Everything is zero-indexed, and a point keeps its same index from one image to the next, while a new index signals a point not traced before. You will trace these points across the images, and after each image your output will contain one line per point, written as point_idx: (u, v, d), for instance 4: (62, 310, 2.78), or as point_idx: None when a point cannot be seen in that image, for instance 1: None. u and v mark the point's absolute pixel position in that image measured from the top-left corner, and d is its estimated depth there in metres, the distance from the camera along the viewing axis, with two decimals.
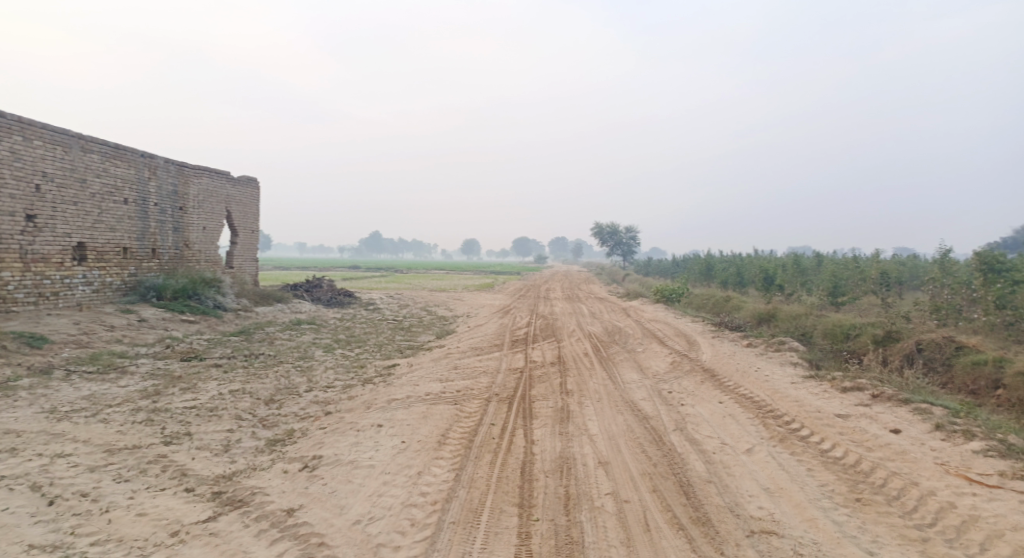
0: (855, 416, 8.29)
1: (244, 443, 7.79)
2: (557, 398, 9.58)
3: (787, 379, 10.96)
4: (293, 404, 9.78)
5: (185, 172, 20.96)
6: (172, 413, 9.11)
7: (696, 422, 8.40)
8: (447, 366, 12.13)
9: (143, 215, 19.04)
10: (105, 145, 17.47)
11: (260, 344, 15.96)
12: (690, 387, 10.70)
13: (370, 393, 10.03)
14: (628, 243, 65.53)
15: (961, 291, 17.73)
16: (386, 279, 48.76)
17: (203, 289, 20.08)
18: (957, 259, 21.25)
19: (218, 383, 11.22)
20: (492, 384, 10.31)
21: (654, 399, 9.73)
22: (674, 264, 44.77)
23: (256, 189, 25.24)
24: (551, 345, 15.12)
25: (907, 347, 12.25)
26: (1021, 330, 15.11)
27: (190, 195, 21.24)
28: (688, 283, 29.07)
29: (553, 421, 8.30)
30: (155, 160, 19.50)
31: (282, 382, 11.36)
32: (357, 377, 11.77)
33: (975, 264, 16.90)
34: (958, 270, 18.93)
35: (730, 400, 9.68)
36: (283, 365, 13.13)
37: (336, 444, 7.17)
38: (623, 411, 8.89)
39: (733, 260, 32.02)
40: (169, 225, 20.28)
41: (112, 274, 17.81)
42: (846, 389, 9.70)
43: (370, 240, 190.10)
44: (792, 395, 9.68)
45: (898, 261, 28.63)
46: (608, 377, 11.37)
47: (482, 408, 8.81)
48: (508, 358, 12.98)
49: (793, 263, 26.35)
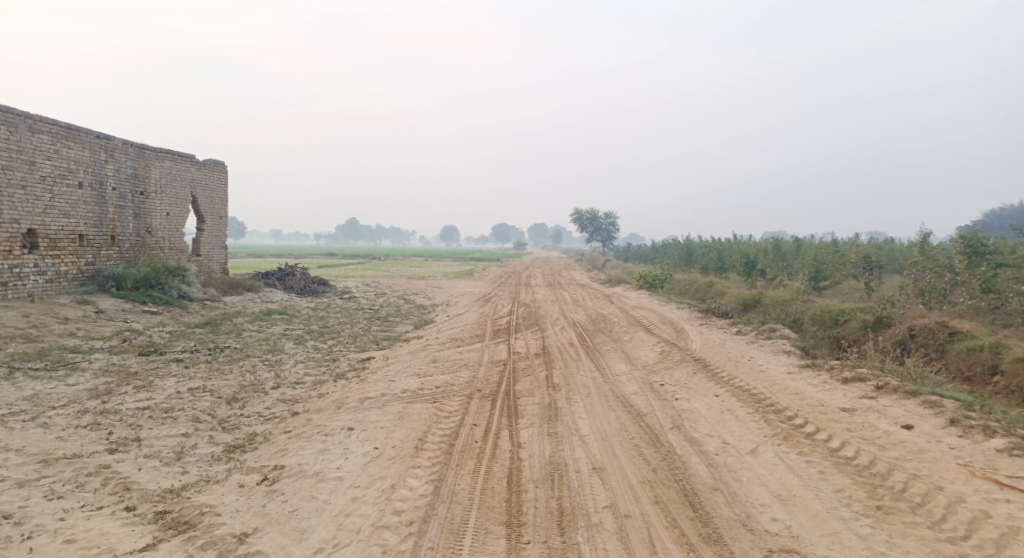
0: (862, 410, 7.79)
1: (199, 451, 7.02)
2: (543, 394, 8.93)
3: (782, 368, 10.46)
4: (257, 404, 9.02)
5: (146, 154, 19.81)
6: (121, 415, 8.25)
7: (694, 419, 7.82)
8: (425, 359, 11.42)
9: (101, 200, 17.91)
10: (56, 125, 16.30)
11: (226, 337, 15.07)
12: (683, 379, 10.13)
13: (342, 391, 9.28)
14: (606, 228, 65.02)
15: (944, 275, 17.42)
16: (364, 266, 47.52)
17: (168, 279, 19.04)
18: (938, 243, 20.99)
19: (177, 380, 10.36)
20: (473, 380, 9.63)
21: (647, 393, 9.14)
22: (653, 249, 44.37)
23: (224, 173, 24.08)
24: (534, 335, 14.47)
25: (899, 333, 11.84)
26: (1007, 314, 14.80)
27: (152, 179, 20.10)
28: (669, 268, 28.61)
29: (541, 420, 7.65)
30: (112, 142, 18.33)
31: (246, 378, 10.55)
32: (328, 372, 11.01)
33: (958, 247, 16.50)
34: (938, 254, 18.63)
35: (726, 393, 9.13)
36: (250, 359, 12.31)
37: (301, 452, 6.43)
38: (615, 408, 8.28)
39: (714, 245, 31.63)
40: (130, 210, 19.15)
41: (67, 263, 16.71)
42: (846, 380, 9.22)
43: (347, 227, 187.65)
44: (791, 387, 9.16)
45: (877, 245, 28.47)
46: (596, 369, 10.78)
47: (463, 406, 8.14)
48: (490, 350, 12.32)
49: (774, 248, 26.01)
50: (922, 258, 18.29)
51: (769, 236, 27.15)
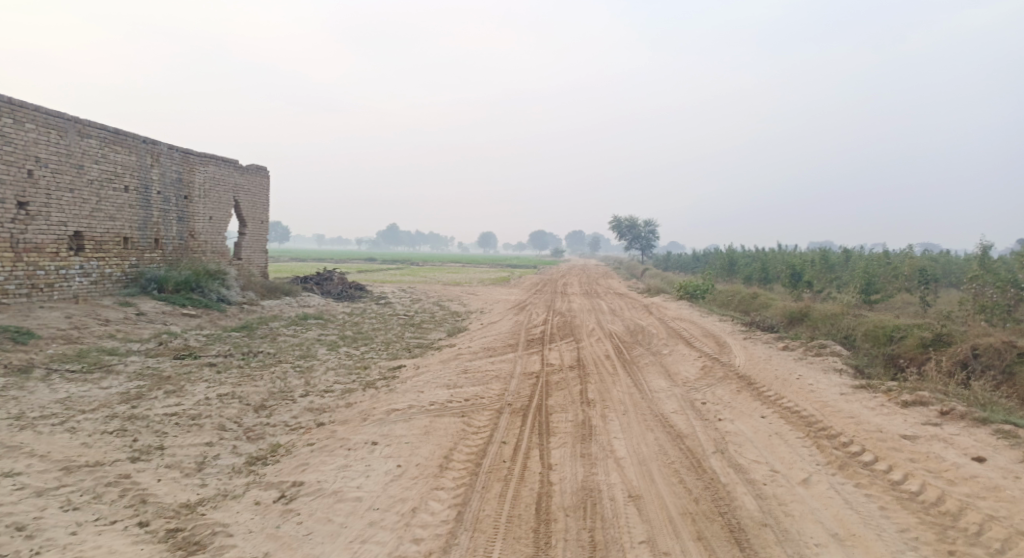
0: (926, 439, 7.13)
1: (221, 462, 6.86)
2: (577, 410, 8.51)
3: (834, 388, 9.79)
4: (284, 412, 8.87)
5: (190, 159, 20.17)
6: (149, 422, 8.18)
7: (739, 443, 7.29)
8: (456, 369, 11.11)
9: (145, 204, 18.28)
10: (104, 130, 16.69)
11: (261, 341, 15.08)
12: (726, 398, 9.55)
13: (369, 401, 9.05)
14: (645, 236, 63.97)
15: (1008, 290, 16.26)
16: (402, 271, 47.94)
17: (207, 282, 19.28)
18: (1001, 256, 19.69)
19: (208, 385, 10.29)
20: (505, 393, 9.27)
21: (688, 412, 8.61)
22: (694, 259, 43.29)
23: (266, 178, 24.39)
24: (570, 346, 14.02)
25: (961, 353, 10.99)
26: None
27: (195, 183, 20.45)
28: (710, 278, 27.74)
29: (574, 439, 7.24)
30: (158, 147, 18.71)
31: (276, 385, 10.42)
32: (358, 380, 10.80)
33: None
34: (1000, 268, 17.41)
35: (774, 415, 8.52)
36: (281, 365, 12.22)
37: (321, 467, 6.17)
38: (653, 428, 7.80)
39: (757, 255, 30.59)
40: (173, 214, 19.51)
41: (112, 265, 17.06)
42: (906, 404, 8.53)
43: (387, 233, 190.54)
44: (845, 410, 8.51)
45: (932, 258, 27.03)
46: (633, 384, 10.28)
47: (492, 421, 7.79)
48: (524, 361, 11.95)
49: (822, 258, 24.92)
50: (983, 272, 17.16)
51: (817, 246, 26.05)
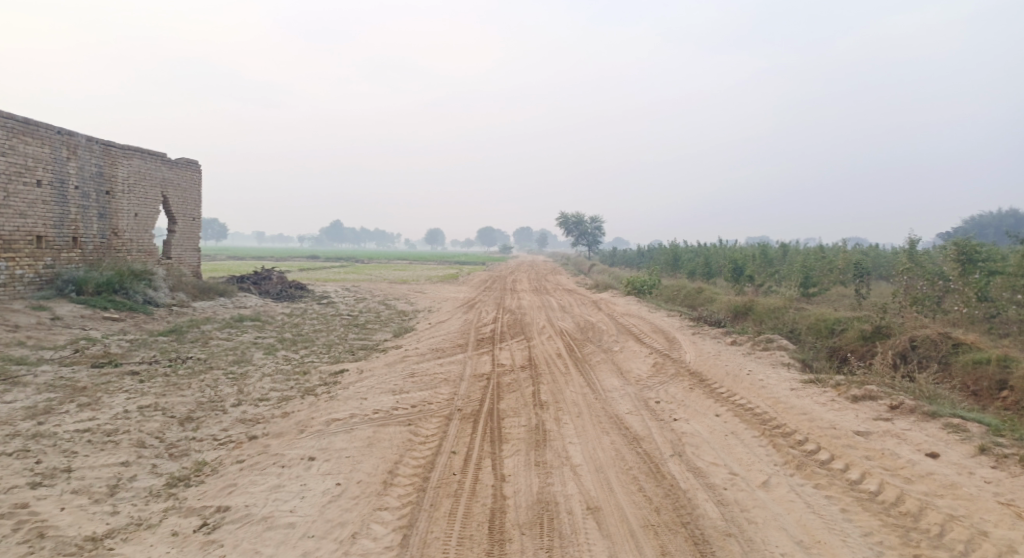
0: (879, 434, 7.12)
1: (137, 484, 6.15)
2: (530, 414, 8.15)
3: (785, 384, 9.78)
4: (212, 425, 8.15)
5: (112, 151, 18.76)
6: (56, 440, 7.31)
7: (696, 444, 7.10)
8: (402, 373, 10.56)
9: (61, 199, 16.87)
10: (11, 118, 15.27)
11: (191, 346, 14.09)
12: (679, 396, 9.39)
13: (307, 411, 8.44)
14: (592, 233, 64.46)
15: (937, 283, 16.88)
16: (346, 270, 46.58)
17: (132, 283, 17.95)
18: (928, 250, 20.51)
19: (128, 396, 9.40)
20: (454, 398, 8.81)
21: (643, 413, 8.38)
22: (639, 254, 43.79)
23: (197, 172, 23.02)
24: (520, 345, 13.67)
25: (900, 344, 11.23)
26: (1003, 323, 14.14)
27: (118, 178, 19.04)
28: (656, 273, 27.96)
29: (527, 446, 6.88)
30: (75, 138, 17.31)
31: (205, 395, 9.63)
32: (296, 387, 10.12)
33: (951, 253, 15.75)
34: (927, 261, 17.92)
35: (729, 413, 8.40)
36: (212, 372, 11.36)
37: (251, 489, 5.61)
38: (609, 430, 7.53)
39: (700, 250, 31.08)
40: (94, 210, 18.10)
41: (23, 266, 15.64)
42: (855, 398, 8.56)
43: (331, 230, 186.11)
44: (797, 406, 8.47)
45: (864, 252, 28.11)
46: (586, 384, 10.00)
47: (441, 429, 7.35)
48: (473, 362, 11.51)
49: (762, 253, 25.46)
50: (912, 264, 17.81)
51: (757, 241, 26.61)
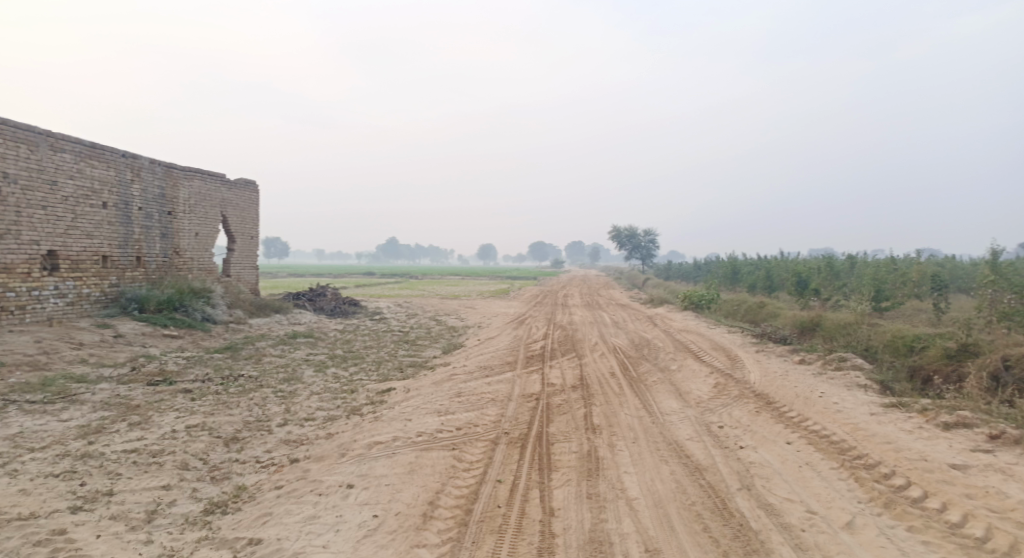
0: (980, 468, 6.29)
1: (175, 510, 6.00)
2: (581, 439, 7.64)
3: (863, 408, 8.91)
4: (256, 446, 8.01)
5: (174, 173, 19.42)
6: (103, 461, 7.28)
7: (767, 477, 6.43)
8: (449, 392, 10.21)
9: (126, 220, 17.51)
10: (79, 143, 15.97)
11: (244, 363, 14.23)
12: (745, 420, 8.69)
13: (352, 432, 8.21)
14: (645, 246, 63.18)
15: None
16: (400, 285, 47.25)
17: (191, 301, 18.40)
18: (1015, 261, 18.86)
19: (177, 416, 9.40)
20: (501, 420, 8.38)
21: (705, 439, 7.74)
22: (695, 268, 42.51)
23: (255, 192, 23.60)
24: (571, 363, 13.14)
25: (991, 364, 10.13)
26: None
27: (180, 199, 19.69)
28: (713, 287, 26.89)
29: (579, 476, 6.39)
30: (139, 161, 17.99)
31: (252, 414, 9.56)
32: (342, 406, 9.93)
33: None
34: (1013, 273, 16.43)
35: (802, 440, 7.65)
36: (262, 390, 11.33)
37: (285, 519, 5.42)
38: (668, 459, 6.94)
39: (760, 263, 29.79)
40: (156, 230, 18.72)
41: (90, 285, 16.25)
42: (947, 426, 7.66)
43: (387, 247, 190.33)
44: (879, 433, 7.64)
45: (940, 263, 26.29)
46: (643, 406, 9.40)
47: (487, 455, 6.95)
48: (522, 381, 11.08)
49: (828, 265, 24.12)
50: (998, 277, 16.34)
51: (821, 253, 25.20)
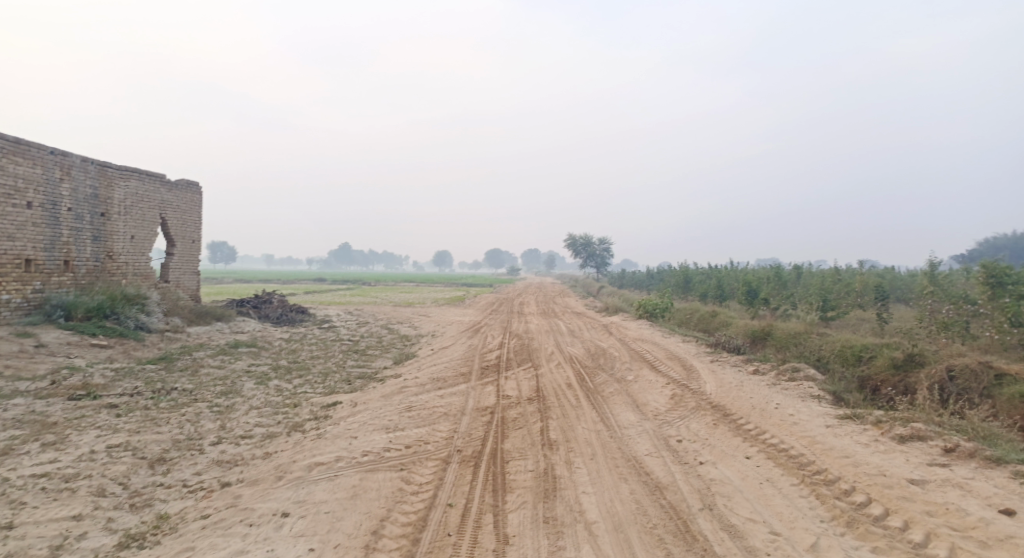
0: (938, 483, 6.25)
1: (84, 545, 5.35)
2: (537, 456, 7.28)
3: (819, 420, 8.86)
4: (185, 468, 7.35)
5: (108, 172, 18.25)
6: (6, 488, 6.50)
7: (728, 495, 6.23)
8: (399, 406, 9.70)
9: (53, 221, 16.33)
10: (1, 138, 14.80)
11: (180, 375, 13.33)
12: (703, 433, 8.52)
13: (292, 451, 7.64)
14: (599, 254, 63.64)
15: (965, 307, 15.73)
16: (353, 292, 46.25)
17: (124, 307, 17.26)
18: (951, 273, 19.48)
19: (99, 434, 8.58)
20: (453, 437, 7.94)
21: (664, 455, 7.50)
22: (648, 276, 42.95)
23: (198, 194, 22.48)
24: (527, 374, 12.80)
25: (936, 374, 10.27)
26: None
27: (115, 200, 18.51)
28: (666, 296, 27.05)
29: (535, 498, 6.04)
30: (69, 158, 16.82)
31: (183, 431, 8.83)
32: (283, 422, 9.30)
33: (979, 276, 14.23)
34: (950, 285, 16.86)
35: (761, 454, 7.51)
36: (196, 404, 10.56)
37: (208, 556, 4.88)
38: (627, 477, 6.66)
39: (712, 273, 30.24)
40: (88, 233, 17.53)
41: (10, 291, 15.03)
42: (902, 439, 7.65)
43: (339, 252, 186.86)
44: (837, 447, 7.56)
45: (881, 274, 27.15)
46: (600, 419, 9.12)
47: (437, 476, 6.52)
48: (476, 393, 10.66)
49: (776, 275, 24.57)
50: (936, 288, 16.76)
51: (770, 263, 25.66)
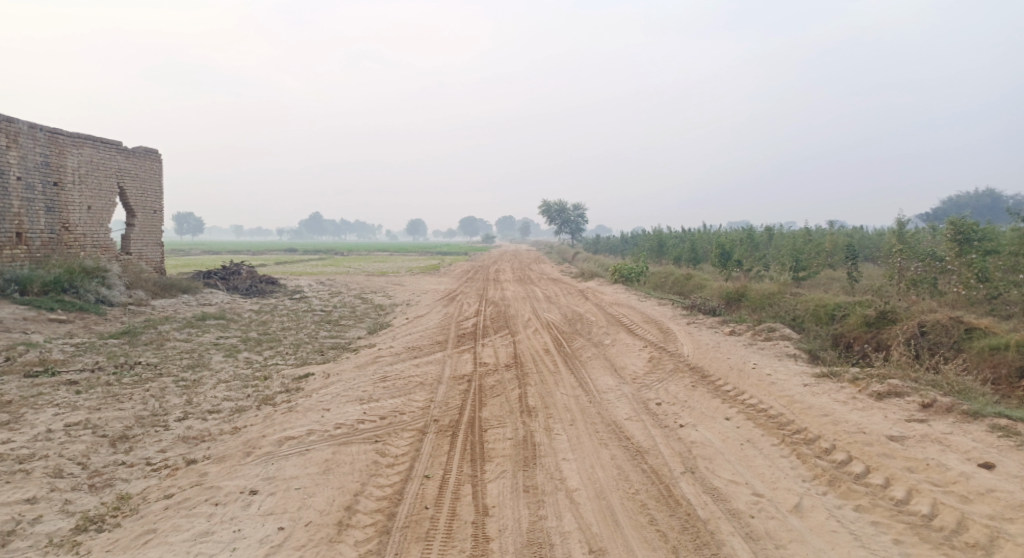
0: (917, 438, 6.26)
1: (38, 529, 5.00)
2: (516, 423, 7.12)
3: (796, 379, 8.85)
4: (148, 446, 7.00)
5: (59, 139, 17.28)
6: None
7: (709, 457, 6.14)
8: (373, 377, 9.44)
9: (1, 192, 15.46)
10: None
11: (144, 349, 12.83)
12: (682, 396, 8.44)
13: (262, 426, 7.35)
14: (574, 220, 63.44)
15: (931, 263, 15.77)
16: (324, 262, 45.41)
17: (83, 281, 16.52)
18: (918, 231, 19.69)
19: (56, 412, 8.10)
20: (429, 407, 7.72)
21: (644, 418, 7.40)
22: (622, 241, 42.97)
23: (157, 161, 21.51)
24: (504, 340, 12.62)
25: (908, 330, 10.35)
26: (1005, 304, 12.58)
27: (68, 168, 17.58)
28: (640, 260, 27.02)
29: (515, 466, 5.88)
30: (15, 124, 15.86)
31: (147, 408, 8.45)
32: (253, 396, 8.98)
33: (947, 232, 14.17)
34: (917, 242, 16.98)
35: (740, 416, 7.45)
36: (161, 379, 10.14)
37: (171, 539, 4.63)
38: (608, 442, 6.53)
39: (685, 236, 30.27)
40: (40, 203, 16.66)
41: None
42: (879, 396, 7.66)
43: (311, 222, 183.79)
44: (816, 405, 7.54)
45: (850, 234, 27.47)
46: (579, 384, 8.99)
47: (413, 447, 6.32)
48: (453, 362, 10.45)
49: (749, 237, 24.67)
50: (904, 245, 16.87)
51: (743, 225, 25.71)
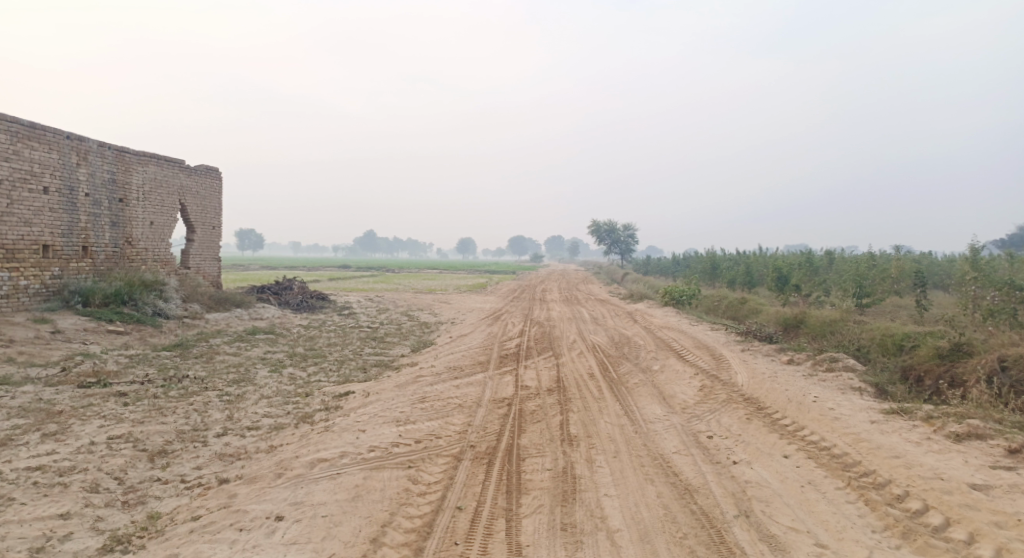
0: (1005, 488, 5.58)
1: (66, 548, 4.99)
2: (556, 453, 6.76)
3: (862, 415, 8.16)
4: (185, 462, 6.97)
5: (126, 157, 18.06)
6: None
7: (766, 500, 5.64)
8: (411, 397, 9.23)
9: (71, 207, 16.22)
10: (16, 123, 14.69)
11: (194, 362, 13.07)
12: (735, 429, 7.89)
13: (297, 445, 7.23)
14: (624, 241, 62.60)
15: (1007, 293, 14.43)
16: (374, 279, 46.24)
17: (142, 294, 17.09)
18: (995, 257, 18.33)
19: (102, 424, 8.23)
20: (466, 432, 7.44)
21: (693, 453, 6.91)
22: (674, 263, 42.00)
23: (217, 179, 22.26)
24: (548, 363, 12.28)
25: (986, 365, 9.45)
26: None
27: (133, 185, 18.34)
28: (692, 283, 26.22)
29: (553, 500, 5.53)
30: (86, 143, 16.67)
31: (188, 422, 8.49)
32: (292, 413, 8.91)
33: None
34: (992, 268, 15.73)
35: (801, 454, 6.87)
36: (205, 393, 10.23)
37: None
38: (654, 478, 6.10)
39: (740, 259, 29.26)
40: (106, 218, 17.41)
41: (28, 277, 14.97)
42: (957, 437, 6.94)
43: (365, 240, 188.43)
44: (885, 445, 6.88)
45: (918, 259, 25.93)
46: (624, 413, 8.54)
47: (447, 474, 6.05)
48: (494, 384, 10.17)
49: (808, 261, 23.60)
50: (979, 272, 15.68)
51: (801, 248, 24.65)
